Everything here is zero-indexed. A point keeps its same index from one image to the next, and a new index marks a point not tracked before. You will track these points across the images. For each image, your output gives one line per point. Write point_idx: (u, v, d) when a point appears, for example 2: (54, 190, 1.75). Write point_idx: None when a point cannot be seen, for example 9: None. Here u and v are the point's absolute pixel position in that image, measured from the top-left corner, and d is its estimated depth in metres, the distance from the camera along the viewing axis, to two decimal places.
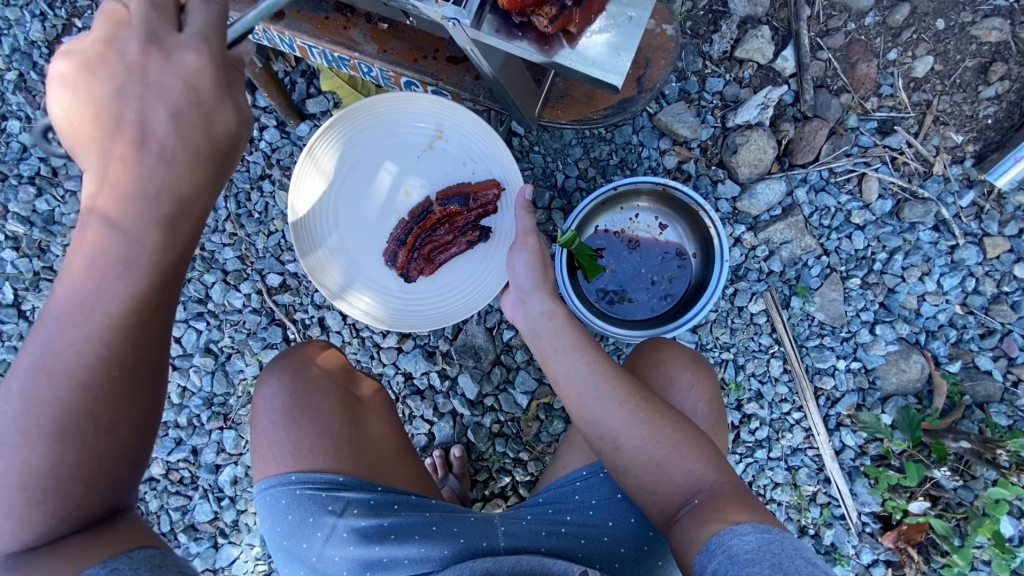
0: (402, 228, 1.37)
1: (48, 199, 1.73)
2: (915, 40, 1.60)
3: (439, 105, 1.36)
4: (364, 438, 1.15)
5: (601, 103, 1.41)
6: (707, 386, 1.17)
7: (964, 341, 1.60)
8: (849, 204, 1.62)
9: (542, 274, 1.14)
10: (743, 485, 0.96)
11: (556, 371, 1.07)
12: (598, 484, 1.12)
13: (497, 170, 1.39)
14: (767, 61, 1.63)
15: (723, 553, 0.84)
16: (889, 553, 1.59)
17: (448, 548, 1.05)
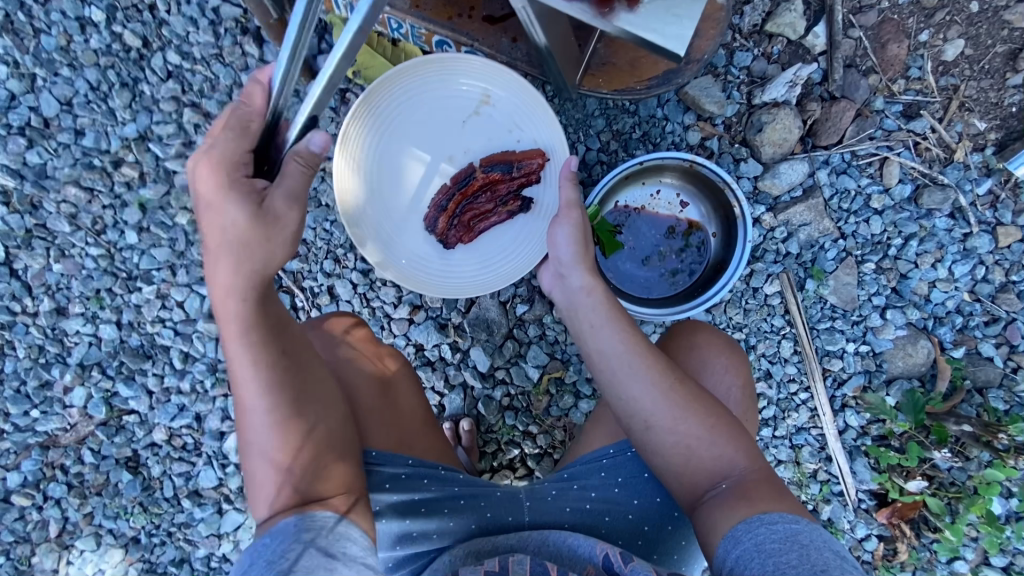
0: (443, 194, 1.36)
1: (39, 152, 1.64)
2: (948, 22, 1.57)
3: (488, 69, 1.33)
4: (396, 410, 1.19)
5: (645, 72, 1.39)
6: (742, 370, 1.20)
7: (968, 327, 1.63)
8: (869, 187, 1.61)
9: (582, 249, 1.13)
10: (772, 475, 0.97)
11: (590, 346, 1.07)
12: (624, 462, 1.14)
13: (543, 140, 1.37)
14: (798, 36, 1.58)
15: (750, 541, 0.87)
16: (882, 529, 1.65)
17: (475, 523, 1.14)
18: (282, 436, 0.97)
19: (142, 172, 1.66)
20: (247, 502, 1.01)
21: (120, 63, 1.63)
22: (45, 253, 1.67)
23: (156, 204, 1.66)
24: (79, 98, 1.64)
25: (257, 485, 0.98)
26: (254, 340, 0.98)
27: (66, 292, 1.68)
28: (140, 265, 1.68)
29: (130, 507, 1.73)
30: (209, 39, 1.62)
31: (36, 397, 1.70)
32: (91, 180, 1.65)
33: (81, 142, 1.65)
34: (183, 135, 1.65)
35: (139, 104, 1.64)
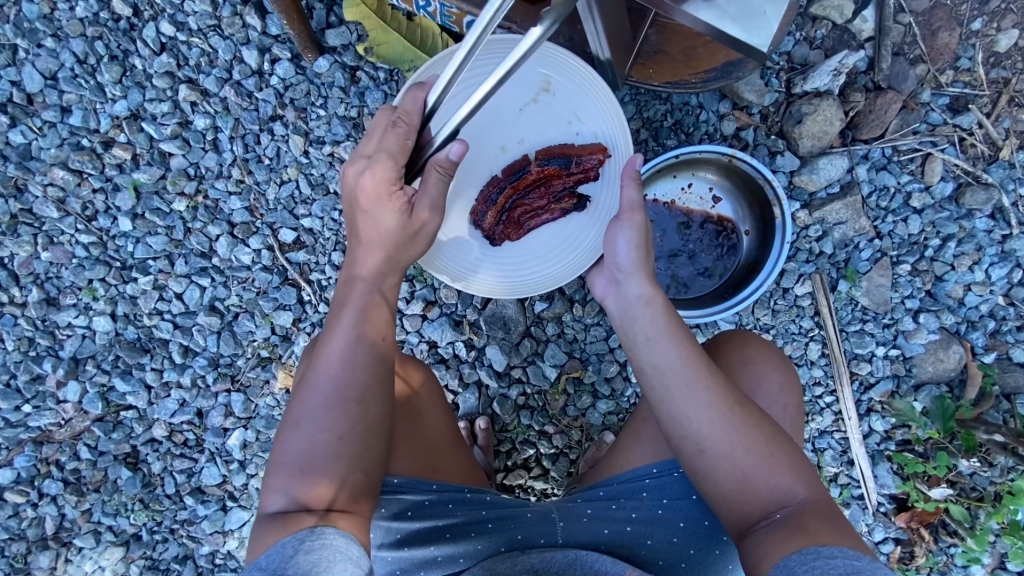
0: (493, 187, 1.26)
1: (23, 130, 1.52)
2: (1004, 10, 1.47)
3: (554, 53, 1.22)
4: (422, 434, 1.16)
5: (700, 64, 1.27)
6: (793, 389, 1.20)
7: (1001, 332, 1.58)
8: (909, 184, 1.53)
9: (643, 256, 1.09)
10: (831, 508, 0.93)
11: (644, 360, 1.02)
12: (668, 484, 1.13)
13: (605, 134, 1.27)
14: (844, 21, 1.48)
15: (804, 572, 0.81)
16: (900, 532, 1.63)
17: (504, 545, 1.13)
18: (334, 451, 0.89)
19: (135, 154, 1.54)
20: (262, 491, 0.90)
21: (108, 33, 1.49)
22: (32, 240, 1.56)
23: (151, 188, 1.55)
24: (64, 72, 1.51)
25: (275, 482, 0.89)
26: (350, 345, 0.93)
27: (56, 281, 1.58)
28: (135, 254, 1.57)
29: (130, 505, 1.66)
30: (206, 8, 1.49)
31: (27, 391, 1.61)
32: (80, 162, 1.52)
33: (68, 120, 1.52)
34: (179, 114, 1.52)
35: (131, 79, 1.51)
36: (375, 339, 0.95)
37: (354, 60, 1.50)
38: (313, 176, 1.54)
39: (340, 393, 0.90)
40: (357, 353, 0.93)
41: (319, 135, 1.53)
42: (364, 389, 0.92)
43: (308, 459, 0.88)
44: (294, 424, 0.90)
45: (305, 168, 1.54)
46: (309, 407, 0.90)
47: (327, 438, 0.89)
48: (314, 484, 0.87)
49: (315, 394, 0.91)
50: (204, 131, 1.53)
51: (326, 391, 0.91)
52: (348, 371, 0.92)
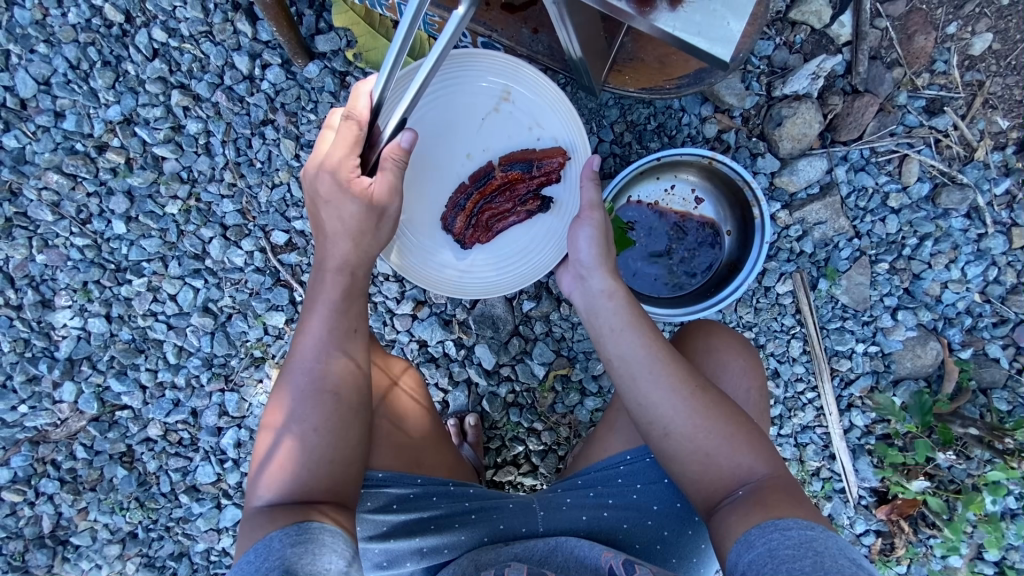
0: (461, 193, 1.30)
1: (16, 135, 1.54)
2: (977, 14, 1.51)
3: (509, 63, 1.26)
4: (402, 427, 1.20)
5: (674, 70, 1.31)
6: (757, 372, 1.24)
7: (977, 328, 1.62)
8: (887, 185, 1.57)
9: (604, 252, 1.13)
10: (791, 481, 0.97)
11: (609, 352, 1.06)
12: (642, 469, 1.17)
13: (564, 137, 1.30)
14: (823, 25, 1.51)
15: (763, 546, 0.86)
16: (881, 524, 1.67)
17: (488, 536, 1.17)
18: (312, 444, 0.92)
19: (129, 158, 1.56)
20: (248, 487, 0.94)
21: (101, 39, 1.52)
22: (27, 243, 1.58)
23: (145, 192, 1.57)
24: (57, 77, 1.53)
25: (257, 480, 0.92)
26: (322, 340, 0.96)
27: (51, 283, 1.61)
28: (130, 256, 1.60)
29: (125, 503, 1.69)
30: (198, 14, 1.51)
31: (24, 391, 1.64)
32: (73, 167, 1.55)
33: (62, 125, 1.54)
34: (172, 119, 1.55)
35: (123, 84, 1.53)
36: (346, 330, 0.97)
37: (344, 65, 1.53)
38: None
39: (314, 386, 0.94)
40: (329, 347, 0.96)
41: (310, 138, 1.55)
42: (336, 381, 0.95)
43: (288, 455, 0.91)
44: (273, 420, 0.94)
45: (296, 171, 1.57)
46: (285, 404, 0.94)
47: (301, 431, 0.92)
48: (295, 478, 0.90)
49: (289, 391, 0.94)
50: (197, 135, 1.56)
51: (299, 386, 0.94)
52: (319, 365, 0.95)
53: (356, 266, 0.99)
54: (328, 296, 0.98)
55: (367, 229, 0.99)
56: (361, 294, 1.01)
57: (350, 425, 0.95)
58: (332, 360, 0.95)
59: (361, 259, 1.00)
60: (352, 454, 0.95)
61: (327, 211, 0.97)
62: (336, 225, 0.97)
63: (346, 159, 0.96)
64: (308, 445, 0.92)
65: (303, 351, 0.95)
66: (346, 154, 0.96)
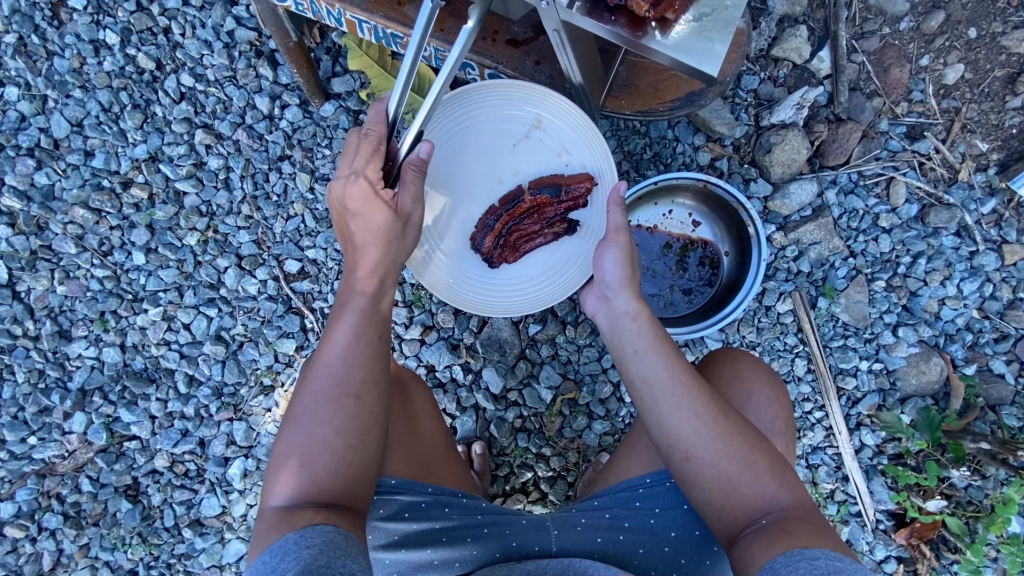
0: (490, 214, 1.36)
1: (47, 172, 1.63)
2: (948, 47, 1.61)
3: (542, 94, 1.33)
4: (416, 438, 1.19)
5: (666, 95, 1.40)
6: (782, 402, 1.23)
7: (979, 344, 1.64)
8: (877, 207, 1.64)
9: (630, 274, 1.12)
10: (817, 513, 0.92)
11: (632, 372, 1.05)
12: (662, 493, 1.15)
13: (592, 165, 1.37)
14: (803, 61, 1.62)
15: (790, 575, 0.81)
16: (901, 550, 1.63)
17: (500, 551, 1.14)
18: (333, 445, 0.93)
19: (151, 193, 1.64)
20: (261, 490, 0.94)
21: (133, 84, 1.63)
22: (49, 275, 1.64)
23: (165, 224, 1.64)
24: (89, 119, 1.63)
25: (274, 479, 0.93)
26: (346, 345, 0.99)
27: (69, 314, 1.65)
28: (147, 286, 1.65)
29: (128, 538, 1.65)
30: (223, 61, 1.63)
31: (34, 423, 1.65)
32: (99, 202, 1.63)
33: (91, 163, 1.64)
34: (195, 156, 1.64)
35: (151, 125, 1.64)
36: (370, 337, 1.01)
37: (358, 104, 1.64)
38: (318, 210, 1.65)
39: (337, 389, 0.96)
40: (355, 352, 0.98)
41: (324, 172, 1.64)
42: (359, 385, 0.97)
43: (307, 454, 0.93)
44: (293, 420, 0.96)
45: (310, 204, 1.64)
46: (307, 405, 0.96)
47: (322, 433, 0.94)
48: (314, 480, 0.92)
49: (312, 391, 0.96)
50: (217, 170, 1.64)
51: (324, 388, 0.96)
52: (341, 368, 0.97)
53: (376, 275, 1.04)
54: (355, 302, 1.02)
55: (396, 237, 1.05)
56: (385, 304, 1.06)
57: (372, 429, 0.97)
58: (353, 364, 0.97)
59: (384, 267, 1.05)
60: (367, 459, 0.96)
61: (356, 220, 1.03)
62: (365, 235, 1.03)
63: (372, 167, 1.02)
64: (328, 447, 0.93)
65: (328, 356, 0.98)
66: (372, 162, 1.02)
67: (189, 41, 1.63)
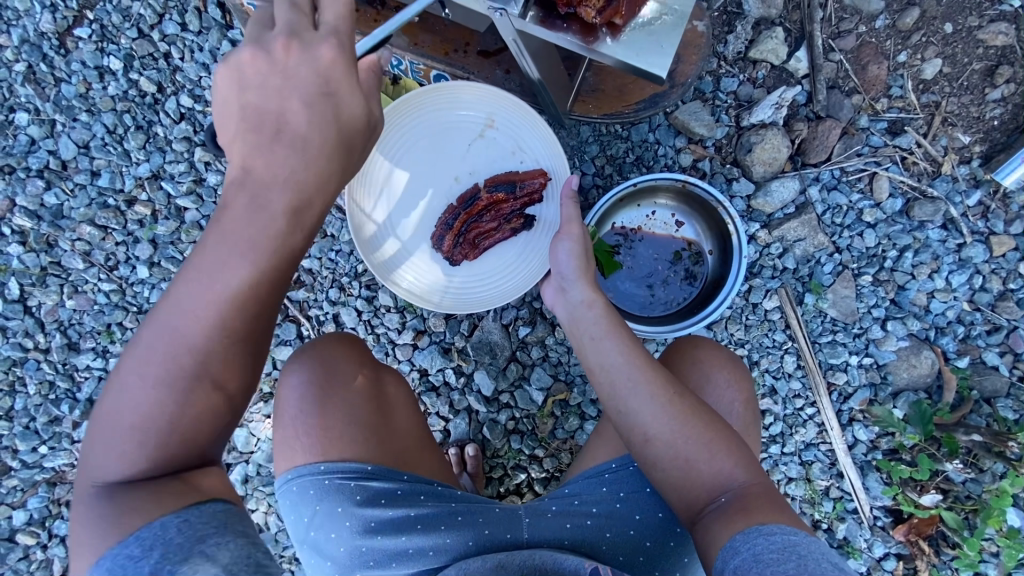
0: (450, 213, 1.43)
1: (56, 192, 1.72)
2: (925, 43, 1.63)
3: (492, 96, 1.44)
4: (391, 429, 1.21)
5: (631, 97, 1.50)
6: (743, 385, 1.25)
7: (971, 337, 1.63)
8: (860, 202, 1.65)
9: (583, 264, 1.18)
10: (773, 489, 0.95)
11: (590, 359, 1.09)
12: (627, 477, 1.18)
13: (544, 160, 1.46)
14: (781, 62, 1.65)
15: (749, 551, 0.84)
16: (900, 547, 1.62)
17: (473, 540, 1.14)
18: (169, 409, 0.81)
19: (154, 210, 1.72)
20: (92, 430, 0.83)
21: (136, 107, 1.72)
22: (58, 290, 1.71)
23: (167, 239, 1.72)
24: (95, 141, 1.72)
25: (100, 441, 0.81)
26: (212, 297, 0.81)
27: (78, 327, 1.72)
28: (151, 299, 1.72)
29: None
30: None
31: (45, 432, 1.71)
32: (105, 219, 1.71)
33: (97, 183, 1.72)
34: (194, 173, 1.71)
35: (153, 145, 1.72)
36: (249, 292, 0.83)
37: None
38: None
39: (187, 346, 0.81)
40: (217, 308, 0.81)
41: None
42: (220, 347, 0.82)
43: (145, 424, 0.80)
44: (137, 365, 0.82)
45: None
46: (153, 354, 0.81)
47: (165, 395, 0.81)
48: (153, 453, 0.81)
49: (163, 340, 0.81)
50: (216, 186, 1.72)
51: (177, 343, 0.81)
52: (197, 332, 0.81)
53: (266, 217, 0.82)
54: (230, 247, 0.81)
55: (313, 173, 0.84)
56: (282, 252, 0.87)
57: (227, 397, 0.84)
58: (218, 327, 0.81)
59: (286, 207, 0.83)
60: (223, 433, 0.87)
61: (267, 156, 0.81)
62: (256, 166, 0.82)
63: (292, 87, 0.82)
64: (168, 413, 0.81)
65: (187, 304, 0.81)
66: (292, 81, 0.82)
67: (188, 64, 1.71)
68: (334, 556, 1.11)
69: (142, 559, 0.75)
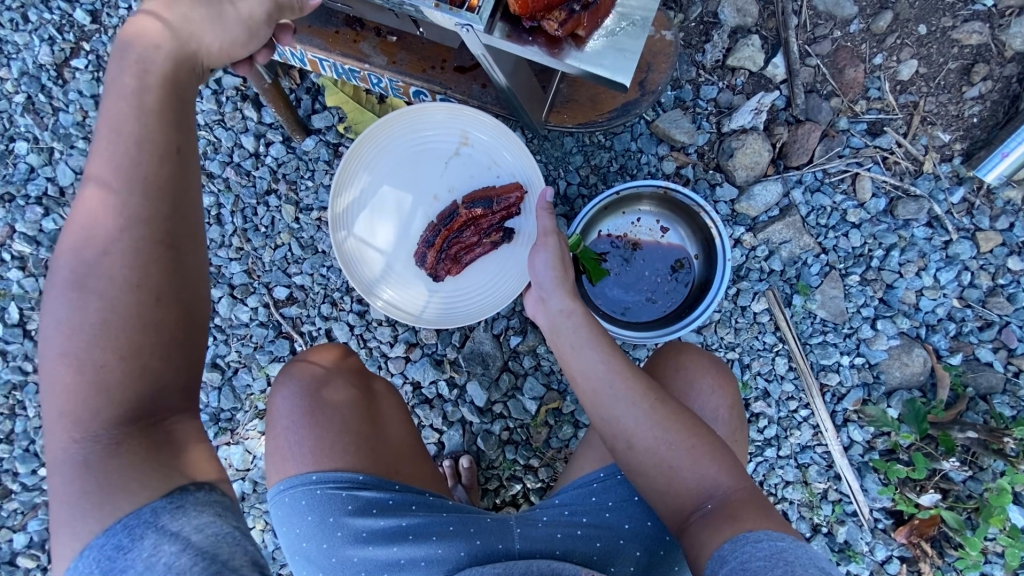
0: (430, 231, 1.46)
1: (54, 218, 1.76)
2: (899, 45, 1.65)
3: (465, 113, 1.48)
4: (385, 441, 1.22)
5: (604, 106, 1.56)
6: (728, 390, 1.25)
7: (963, 333, 1.62)
8: (844, 203, 1.66)
9: (562, 274, 1.20)
10: (759, 493, 0.96)
11: (573, 367, 1.12)
12: (615, 486, 1.19)
13: (520, 174, 1.50)
14: (758, 68, 1.68)
15: (735, 560, 0.83)
16: (903, 549, 1.59)
17: (464, 551, 1.12)
18: (110, 315, 0.75)
19: None
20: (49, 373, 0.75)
21: None
22: None
23: None
24: None
25: (52, 386, 0.74)
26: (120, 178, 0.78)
27: None
28: None
29: None
30: (212, 106, 1.76)
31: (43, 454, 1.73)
32: None
33: None
34: None
35: None
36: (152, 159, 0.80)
37: (336, 137, 1.74)
38: (303, 238, 1.74)
39: (116, 233, 0.77)
40: (128, 189, 0.78)
41: (308, 203, 1.74)
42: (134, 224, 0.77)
43: (84, 357, 0.74)
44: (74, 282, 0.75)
45: (296, 233, 1.74)
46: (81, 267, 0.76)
47: (101, 298, 0.75)
48: (102, 385, 0.74)
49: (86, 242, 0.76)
50: (209, 207, 1.76)
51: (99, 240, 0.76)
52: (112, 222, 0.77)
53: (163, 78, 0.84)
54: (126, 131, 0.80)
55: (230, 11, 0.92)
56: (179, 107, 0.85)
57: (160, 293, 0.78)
58: (149, 235, 0.78)
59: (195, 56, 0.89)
60: (179, 363, 0.79)
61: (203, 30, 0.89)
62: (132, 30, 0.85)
63: None
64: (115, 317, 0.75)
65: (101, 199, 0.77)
66: None
67: None
68: (325, 569, 1.11)
69: (133, 549, 0.69)
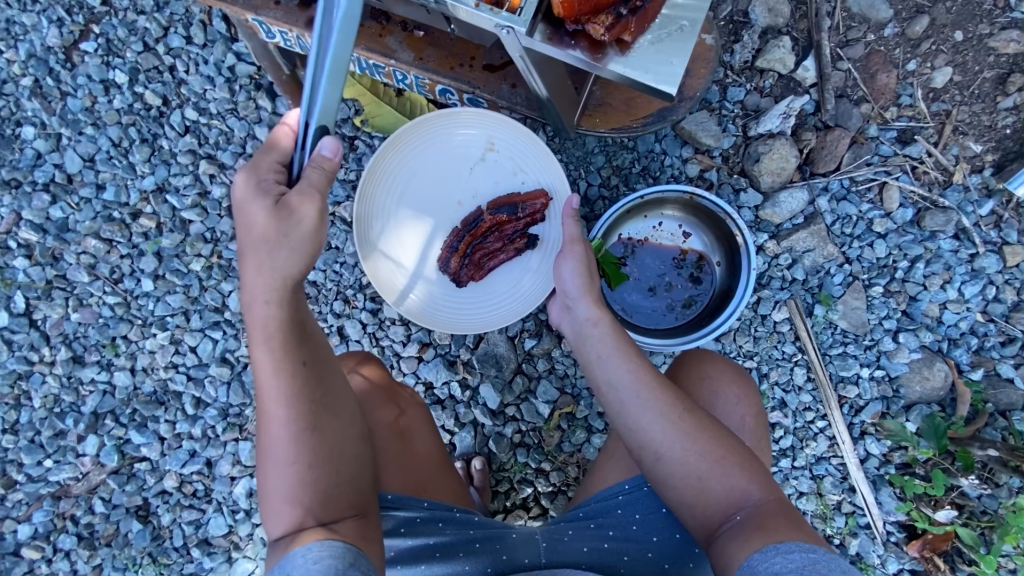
0: (454, 236, 1.43)
1: (62, 206, 1.72)
2: (934, 51, 1.61)
3: (493, 119, 1.44)
4: (405, 447, 1.20)
5: (639, 111, 1.50)
6: (750, 401, 1.23)
7: (985, 348, 1.60)
8: (870, 212, 1.63)
9: (589, 282, 1.16)
10: (788, 505, 0.94)
11: (598, 377, 1.08)
12: (641, 499, 1.15)
13: (546, 180, 1.46)
14: (788, 71, 1.63)
15: (768, 571, 0.82)
16: (915, 562, 1.58)
17: (491, 567, 1.15)
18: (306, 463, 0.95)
19: (159, 222, 1.72)
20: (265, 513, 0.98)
21: (141, 120, 1.72)
22: (63, 303, 1.71)
23: (172, 252, 1.71)
24: (100, 154, 1.72)
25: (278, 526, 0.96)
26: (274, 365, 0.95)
27: (83, 340, 1.72)
28: (156, 311, 1.71)
29: (138, 559, 1.69)
30: (225, 95, 1.71)
31: (50, 446, 1.71)
32: (110, 233, 1.71)
33: (102, 196, 1.72)
34: (199, 186, 1.71)
35: (158, 158, 1.72)
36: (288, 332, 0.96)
37: (353, 130, 1.70)
38: None
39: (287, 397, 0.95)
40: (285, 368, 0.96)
41: None
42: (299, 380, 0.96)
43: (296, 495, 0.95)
44: (272, 449, 0.97)
45: None
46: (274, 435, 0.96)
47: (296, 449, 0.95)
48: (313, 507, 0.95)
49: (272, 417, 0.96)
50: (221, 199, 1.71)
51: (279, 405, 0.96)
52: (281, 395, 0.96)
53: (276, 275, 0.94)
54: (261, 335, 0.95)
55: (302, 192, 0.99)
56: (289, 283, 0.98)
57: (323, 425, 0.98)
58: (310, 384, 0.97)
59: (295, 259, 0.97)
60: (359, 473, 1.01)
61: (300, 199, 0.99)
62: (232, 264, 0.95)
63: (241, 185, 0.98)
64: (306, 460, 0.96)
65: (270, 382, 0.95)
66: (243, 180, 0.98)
67: (193, 77, 1.71)
68: None
69: None
